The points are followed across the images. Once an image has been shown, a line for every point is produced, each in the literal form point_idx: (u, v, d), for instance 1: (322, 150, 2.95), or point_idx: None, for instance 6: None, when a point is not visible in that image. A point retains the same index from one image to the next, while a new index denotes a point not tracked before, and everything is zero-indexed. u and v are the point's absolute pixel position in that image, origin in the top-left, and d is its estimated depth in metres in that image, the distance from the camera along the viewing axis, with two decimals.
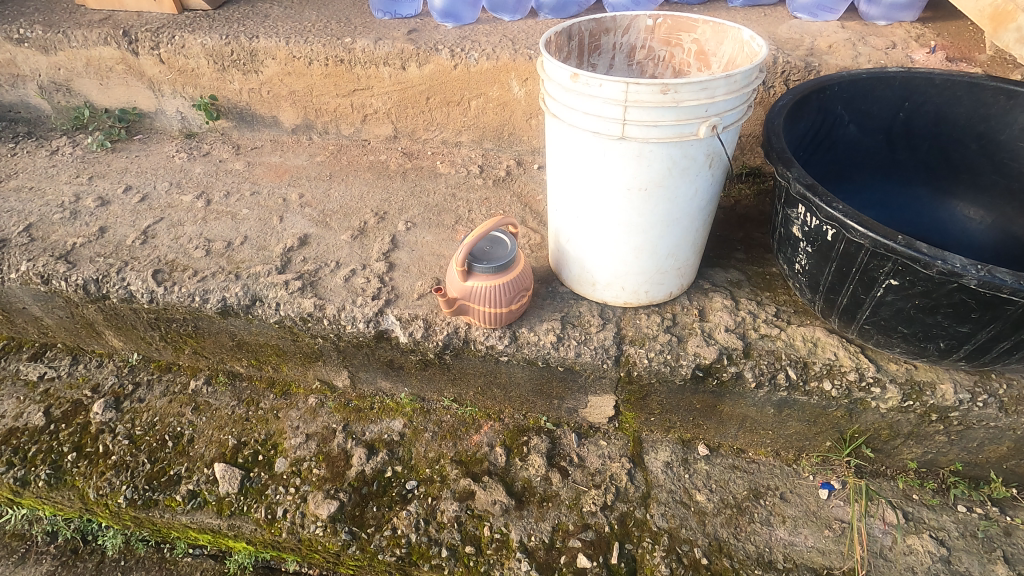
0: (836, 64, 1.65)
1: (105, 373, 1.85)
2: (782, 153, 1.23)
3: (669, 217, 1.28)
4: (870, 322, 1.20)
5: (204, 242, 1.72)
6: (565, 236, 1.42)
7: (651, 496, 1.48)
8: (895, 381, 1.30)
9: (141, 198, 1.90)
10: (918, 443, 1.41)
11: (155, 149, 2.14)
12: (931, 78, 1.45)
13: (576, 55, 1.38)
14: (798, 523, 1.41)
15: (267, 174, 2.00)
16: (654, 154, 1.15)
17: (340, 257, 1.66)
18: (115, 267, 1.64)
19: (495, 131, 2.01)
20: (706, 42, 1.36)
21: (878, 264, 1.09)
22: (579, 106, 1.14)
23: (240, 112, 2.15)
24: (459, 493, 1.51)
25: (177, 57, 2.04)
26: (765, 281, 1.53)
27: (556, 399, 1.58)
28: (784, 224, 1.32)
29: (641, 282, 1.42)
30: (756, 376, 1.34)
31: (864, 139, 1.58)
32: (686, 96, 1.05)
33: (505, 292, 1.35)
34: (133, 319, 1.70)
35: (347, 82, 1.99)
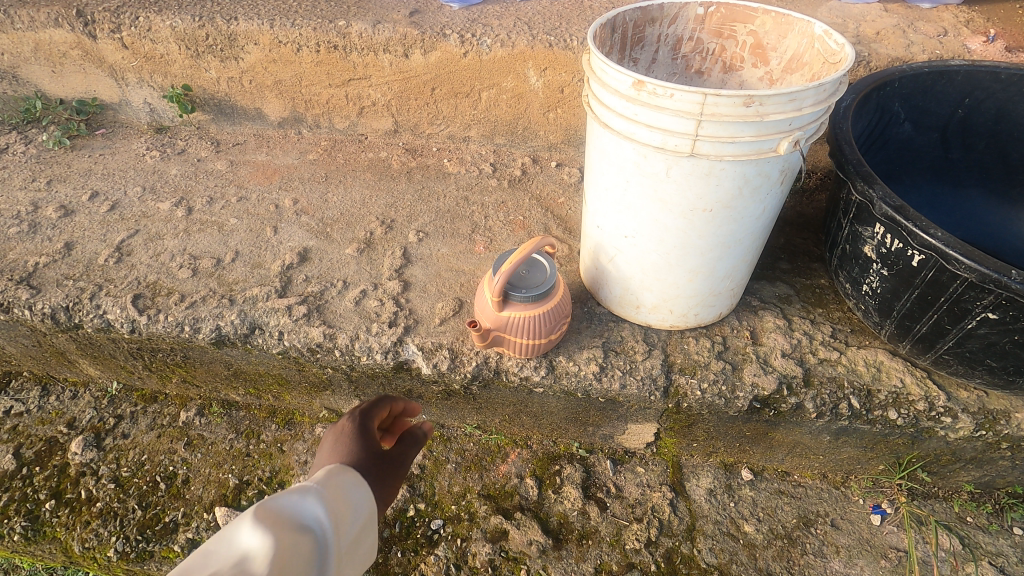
0: (887, 53, 1.50)
1: (81, 406, 1.66)
2: (859, 167, 1.11)
3: (731, 238, 1.14)
4: (952, 353, 1.10)
5: (190, 260, 1.52)
6: (609, 254, 1.27)
7: (697, 529, 1.38)
8: (968, 410, 1.20)
9: (111, 206, 1.68)
10: (978, 467, 1.34)
11: (122, 147, 1.90)
12: (997, 72, 1.33)
13: (618, 48, 1.21)
14: (852, 553, 1.33)
15: (254, 175, 1.79)
16: (725, 172, 1.00)
17: (347, 276, 1.48)
18: (87, 292, 1.43)
19: (508, 125, 1.83)
20: (764, 35, 1.20)
21: (976, 295, 0.98)
22: (641, 119, 0.97)
23: (219, 104, 1.92)
24: (491, 533, 1.39)
25: (143, 41, 1.78)
26: (816, 295, 1.42)
27: (591, 426, 1.47)
28: (851, 242, 1.21)
29: (692, 305, 1.28)
30: (817, 406, 1.23)
31: (918, 139, 1.46)
32: (771, 108, 0.90)
33: (545, 322, 1.21)
34: (111, 348, 1.50)
35: (342, 71, 1.77)
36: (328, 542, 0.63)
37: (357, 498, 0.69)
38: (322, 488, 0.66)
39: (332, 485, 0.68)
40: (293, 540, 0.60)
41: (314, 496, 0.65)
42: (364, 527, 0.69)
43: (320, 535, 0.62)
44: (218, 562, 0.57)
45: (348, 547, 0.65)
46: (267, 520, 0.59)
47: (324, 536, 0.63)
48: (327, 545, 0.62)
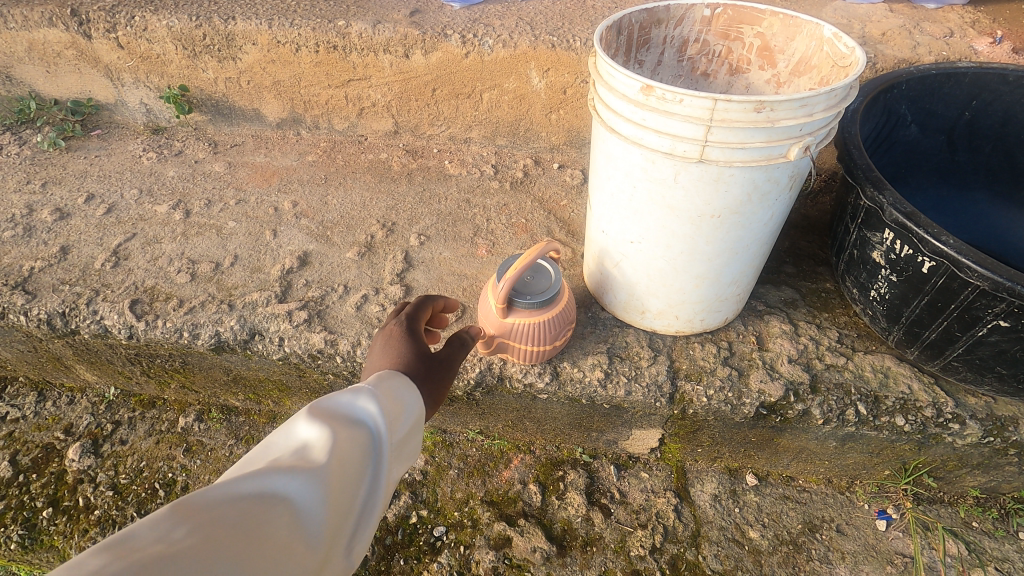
0: (894, 54, 1.49)
1: (78, 411, 1.64)
2: (868, 172, 1.10)
3: (739, 244, 1.12)
4: (961, 360, 1.09)
5: (188, 264, 1.50)
6: (614, 259, 1.25)
7: (702, 535, 1.36)
8: (976, 417, 1.19)
9: (107, 209, 1.65)
10: (984, 472, 1.33)
11: (118, 148, 1.88)
12: (1005, 74, 1.32)
13: (624, 50, 1.19)
14: (859, 559, 1.31)
15: (252, 177, 1.77)
16: (734, 178, 0.98)
17: (348, 280, 1.46)
18: (84, 297, 1.41)
19: (510, 126, 1.81)
20: (772, 37, 1.19)
21: (987, 303, 0.97)
22: (649, 124, 0.96)
23: (216, 104, 1.90)
24: (494, 540, 1.37)
25: (139, 41, 1.75)
26: (821, 300, 1.41)
27: (595, 432, 1.46)
28: (859, 247, 1.20)
29: (698, 311, 1.27)
30: (824, 413, 1.22)
31: (924, 141, 1.45)
32: (783, 114, 0.88)
33: (549, 328, 1.20)
34: (108, 354, 1.48)
35: (341, 72, 1.75)
36: (380, 438, 0.73)
37: (408, 399, 0.78)
38: (377, 388, 0.76)
39: (386, 384, 0.77)
40: (349, 432, 0.70)
41: (367, 395, 0.74)
42: (415, 426, 0.78)
43: (372, 431, 0.73)
44: (286, 446, 0.68)
45: (397, 443, 0.76)
46: (325, 416, 0.70)
47: (376, 433, 0.73)
48: (379, 440, 0.73)
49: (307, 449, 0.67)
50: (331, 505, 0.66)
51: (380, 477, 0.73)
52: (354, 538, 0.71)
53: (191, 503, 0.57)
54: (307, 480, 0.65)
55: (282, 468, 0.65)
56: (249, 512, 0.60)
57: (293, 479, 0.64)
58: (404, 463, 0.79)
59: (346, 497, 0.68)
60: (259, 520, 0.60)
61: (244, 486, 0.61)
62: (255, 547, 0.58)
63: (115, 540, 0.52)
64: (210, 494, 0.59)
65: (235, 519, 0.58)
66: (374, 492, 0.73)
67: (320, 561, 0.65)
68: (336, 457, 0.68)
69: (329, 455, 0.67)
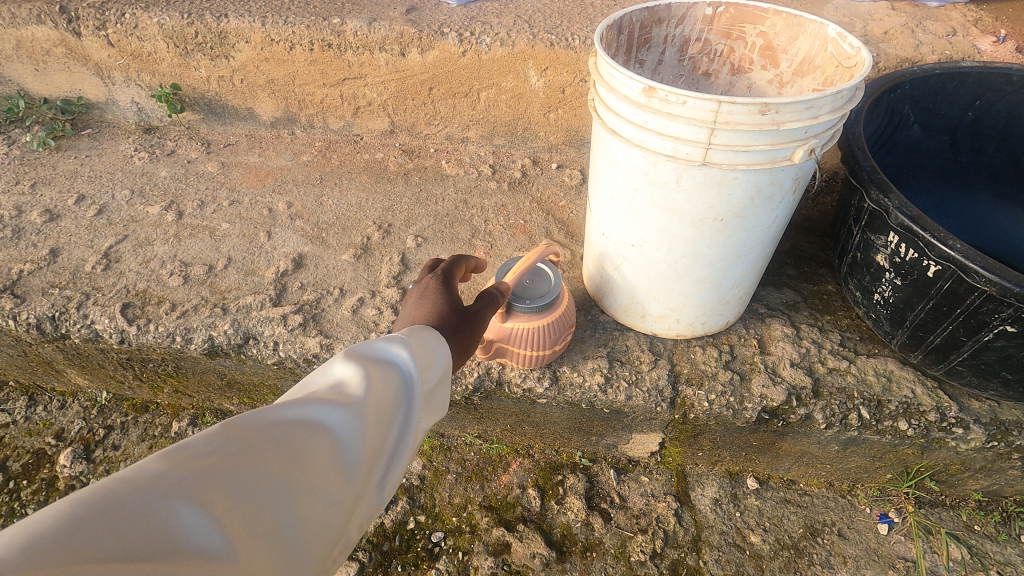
0: (896, 53, 1.47)
1: (70, 416, 1.61)
2: (872, 174, 1.08)
3: (742, 247, 1.11)
4: (966, 365, 1.08)
5: (181, 267, 1.47)
6: (615, 262, 1.23)
7: (702, 540, 1.35)
8: (980, 421, 1.18)
9: (98, 210, 1.62)
10: (987, 475, 1.32)
11: (109, 148, 1.85)
12: (1010, 74, 1.30)
13: (624, 50, 1.17)
14: (860, 564, 1.30)
15: (246, 177, 1.74)
16: (738, 181, 0.96)
17: (344, 283, 1.44)
18: (74, 301, 1.38)
19: (507, 126, 1.79)
20: (775, 36, 1.17)
21: (994, 308, 0.95)
22: (651, 126, 0.93)
23: (209, 103, 1.87)
24: (493, 546, 1.36)
25: (129, 38, 1.72)
26: (823, 302, 1.39)
27: (595, 436, 1.44)
28: (862, 250, 1.18)
29: (699, 314, 1.26)
30: (827, 417, 1.21)
31: (927, 141, 1.43)
32: (788, 116, 0.86)
33: (548, 333, 1.18)
34: (100, 358, 1.46)
35: (336, 70, 1.72)
36: (413, 380, 0.77)
37: (437, 351, 0.82)
38: (412, 337, 0.80)
39: (421, 333, 0.82)
40: (383, 372, 0.74)
41: (400, 342, 0.78)
42: (442, 377, 0.83)
43: (406, 374, 0.76)
44: (324, 382, 0.71)
45: (428, 388, 0.79)
46: (360, 356, 0.74)
47: (409, 376, 0.76)
48: (412, 383, 0.76)
49: (344, 384, 0.70)
50: (368, 436, 0.69)
51: (413, 418, 0.76)
52: (387, 473, 0.74)
53: (238, 424, 0.61)
54: (347, 410, 0.67)
55: (322, 397, 0.68)
56: (292, 435, 0.62)
57: (334, 409, 0.66)
58: (430, 413, 0.83)
59: (382, 430, 0.71)
60: (302, 443, 0.63)
61: (289, 410, 0.64)
62: (299, 466, 0.62)
63: (175, 449, 0.56)
64: (256, 417, 0.63)
65: (281, 440, 0.61)
66: (406, 432, 0.76)
67: (357, 490, 0.69)
68: (373, 392, 0.71)
69: (366, 389, 0.70)
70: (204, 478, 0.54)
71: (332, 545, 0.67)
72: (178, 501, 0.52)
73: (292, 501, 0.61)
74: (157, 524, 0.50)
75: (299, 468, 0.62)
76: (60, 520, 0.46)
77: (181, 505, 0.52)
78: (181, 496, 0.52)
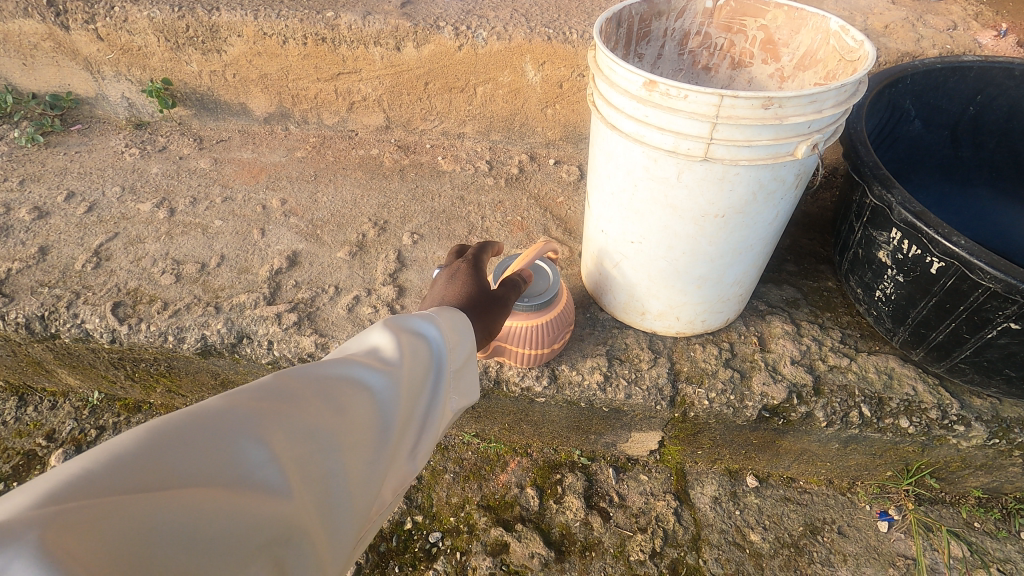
0: (897, 48, 1.46)
1: (61, 416, 1.59)
2: (875, 170, 1.07)
3: (743, 244, 1.09)
4: (969, 362, 1.07)
5: (173, 265, 1.45)
6: (614, 259, 1.22)
7: (702, 539, 1.34)
8: (981, 418, 1.18)
9: (88, 207, 1.60)
10: (987, 473, 1.32)
11: (99, 144, 1.82)
12: (1011, 69, 1.29)
13: (623, 44, 1.15)
14: (861, 562, 1.29)
15: (239, 174, 1.72)
16: (739, 177, 0.95)
17: (339, 281, 1.42)
18: (64, 300, 1.36)
19: (504, 121, 1.76)
20: (776, 30, 1.15)
21: (998, 305, 0.94)
22: (652, 121, 0.92)
23: (201, 98, 1.84)
24: (491, 546, 1.34)
25: (119, 32, 1.69)
26: (823, 299, 1.38)
27: (594, 435, 1.43)
28: (864, 246, 1.17)
29: (699, 312, 1.24)
30: (828, 415, 1.20)
31: (928, 136, 1.42)
32: (791, 111, 0.85)
33: (547, 331, 1.16)
34: (91, 358, 1.43)
35: (330, 65, 1.70)
36: (442, 353, 0.83)
37: (464, 333, 0.88)
38: (441, 314, 0.86)
39: (450, 312, 0.88)
40: (415, 343, 0.80)
41: (431, 319, 0.84)
42: (467, 359, 0.89)
43: (436, 347, 0.83)
44: (360, 348, 0.77)
45: (455, 364, 0.85)
46: (396, 327, 0.80)
47: (438, 349, 0.83)
48: (441, 356, 0.83)
49: (380, 350, 0.76)
50: (403, 397, 0.75)
51: (439, 390, 0.82)
52: (415, 438, 0.80)
53: (290, 376, 0.67)
54: (386, 374, 0.73)
55: (362, 359, 0.74)
56: (338, 390, 0.68)
57: (374, 371, 0.72)
58: (459, 393, 0.89)
59: (415, 395, 0.78)
60: (347, 398, 0.69)
61: (333, 368, 0.71)
62: (345, 417, 0.67)
63: (236, 393, 0.62)
64: (304, 371, 0.69)
65: (329, 393, 0.67)
66: (433, 402, 0.82)
67: (393, 447, 0.74)
68: (408, 358, 0.77)
69: (401, 355, 0.76)
70: (267, 418, 0.60)
71: (371, 495, 0.72)
72: (242, 436, 0.57)
73: (340, 449, 0.66)
74: (226, 453, 0.55)
75: (345, 419, 0.67)
76: (143, 440, 0.52)
77: (243, 439, 0.57)
78: (244, 430, 0.57)
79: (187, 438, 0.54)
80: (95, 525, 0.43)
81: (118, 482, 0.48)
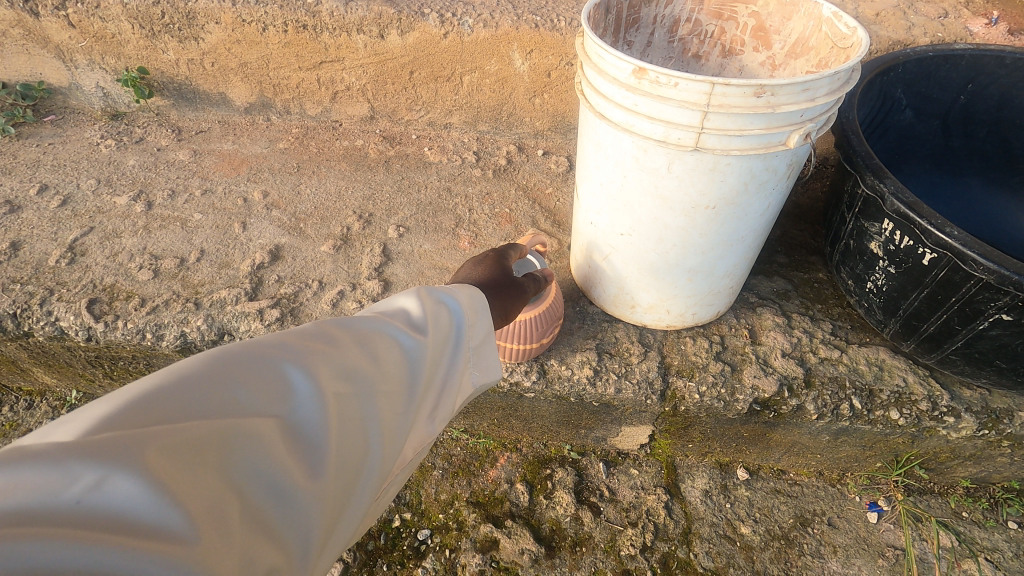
0: (888, 36, 1.44)
1: (37, 416, 1.55)
2: (867, 160, 1.05)
3: (734, 236, 1.08)
4: (959, 354, 1.06)
5: (151, 260, 1.40)
6: (603, 252, 1.20)
7: (693, 532, 1.33)
8: (971, 410, 1.17)
9: (62, 201, 1.55)
10: (976, 463, 1.32)
11: (74, 135, 1.76)
12: (1002, 57, 1.28)
13: (612, 30, 1.12)
14: (850, 553, 1.29)
15: (220, 165, 1.67)
16: (730, 167, 0.92)
17: (323, 275, 1.39)
18: (37, 297, 1.31)
19: (492, 111, 1.73)
20: (767, 16, 1.13)
21: (990, 297, 0.93)
22: (641, 109, 0.89)
23: (179, 88, 1.78)
24: (481, 543, 1.32)
25: (91, 19, 1.63)
26: (814, 291, 1.37)
27: (584, 429, 1.41)
28: (855, 237, 1.16)
29: (689, 305, 1.23)
30: (818, 408, 1.19)
31: (919, 126, 1.41)
32: (784, 99, 0.82)
33: (537, 326, 1.14)
34: (67, 356, 1.39)
35: (312, 53, 1.65)
36: (464, 325, 0.85)
37: (482, 321, 0.89)
38: (461, 290, 0.88)
39: (472, 289, 0.90)
40: (438, 310, 0.82)
41: (456, 292, 0.87)
42: (485, 341, 0.90)
43: (455, 320, 0.84)
44: (393, 306, 0.80)
45: (474, 340, 0.87)
46: (423, 294, 0.82)
47: (455, 325, 0.84)
48: (457, 331, 0.84)
49: (410, 312, 0.79)
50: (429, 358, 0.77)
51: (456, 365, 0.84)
52: (438, 399, 0.83)
53: (330, 325, 0.71)
54: (414, 334, 0.76)
55: (392, 318, 0.77)
56: (372, 341, 0.71)
57: (404, 330, 0.75)
58: (480, 371, 0.91)
59: (438, 360, 0.81)
60: (380, 351, 0.71)
61: (367, 324, 0.73)
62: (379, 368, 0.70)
63: (283, 336, 0.66)
64: (343, 322, 0.72)
65: (364, 343, 0.70)
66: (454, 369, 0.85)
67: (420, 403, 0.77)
68: (433, 323, 0.80)
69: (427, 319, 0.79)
70: (310, 359, 0.64)
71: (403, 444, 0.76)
72: (289, 373, 0.61)
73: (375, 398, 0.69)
74: (275, 386, 0.60)
75: (381, 370, 0.71)
76: (205, 365, 0.57)
77: (291, 375, 0.61)
78: (291, 367, 0.62)
79: (243, 368, 0.59)
80: (173, 433, 0.50)
81: (191, 397, 0.54)
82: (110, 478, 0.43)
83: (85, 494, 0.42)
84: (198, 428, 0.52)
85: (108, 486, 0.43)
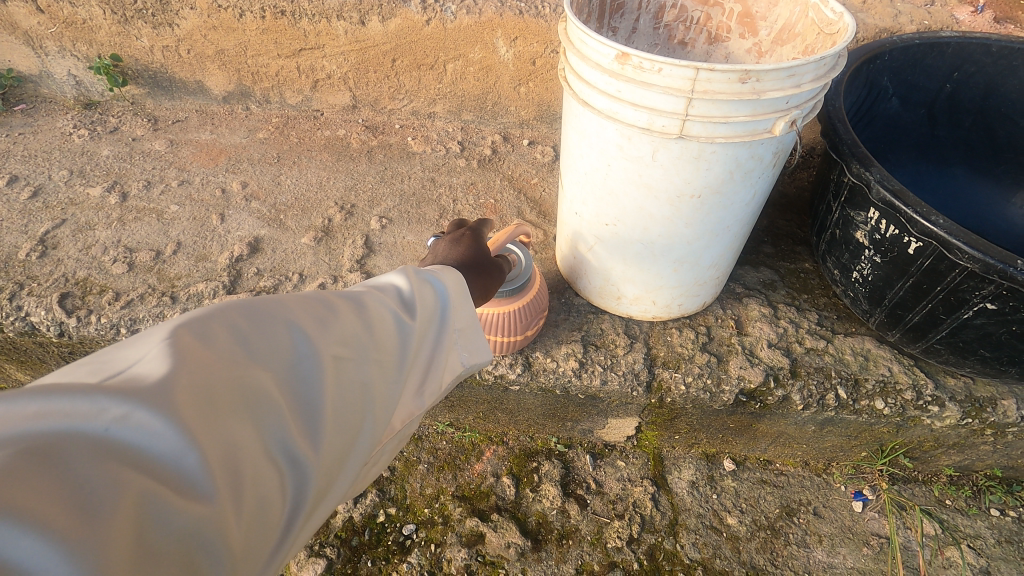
0: (875, 24, 1.43)
1: None
2: (854, 148, 1.04)
3: (719, 225, 1.06)
4: (944, 343, 1.06)
5: (126, 253, 1.37)
6: (589, 243, 1.18)
7: (679, 524, 1.32)
8: (955, 398, 1.17)
9: (32, 192, 1.50)
10: (959, 451, 1.33)
11: (45, 125, 1.71)
12: (988, 44, 1.27)
13: (597, 16, 1.10)
14: (835, 542, 1.29)
15: (197, 156, 1.63)
16: (715, 156, 0.91)
17: (304, 268, 1.36)
18: (6, 292, 1.27)
19: (476, 100, 1.70)
20: (753, 3, 1.12)
21: (975, 285, 0.93)
22: (625, 95, 0.87)
23: (154, 76, 1.74)
24: (466, 537, 1.31)
25: (61, 4, 1.58)
26: (801, 281, 1.37)
27: (570, 421, 1.40)
28: (842, 227, 1.16)
29: (675, 296, 1.22)
30: (804, 398, 1.18)
31: (904, 115, 1.41)
32: (769, 85, 0.81)
33: (519, 319, 1.12)
34: (39, 352, 1.35)
35: (291, 40, 1.61)
36: (453, 307, 0.83)
37: (466, 310, 0.86)
38: (447, 274, 0.86)
39: (456, 272, 0.88)
40: (424, 290, 0.79)
41: (446, 276, 0.84)
42: (471, 329, 0.87)
43: (440, 301, 0.81)
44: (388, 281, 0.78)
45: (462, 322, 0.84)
46: (411, 274, 0.80)
47: (443, 303, 0.82)
48: (445, 310, 0.81)
49: (401, 290, 0.77)
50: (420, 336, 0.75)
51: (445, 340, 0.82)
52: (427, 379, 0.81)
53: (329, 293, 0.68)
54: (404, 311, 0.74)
55: (384, 293, 0.75)
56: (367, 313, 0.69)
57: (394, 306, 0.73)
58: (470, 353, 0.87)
59: (426, 339, 0.78)
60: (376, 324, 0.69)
61: (362, 296, 0.71)
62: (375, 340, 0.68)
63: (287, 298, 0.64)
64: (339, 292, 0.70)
65: (361, 314, 0.68)
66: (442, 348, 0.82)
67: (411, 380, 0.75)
68: (422, 302, 0.77)
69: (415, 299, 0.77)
70: (312, 323, 0.62)
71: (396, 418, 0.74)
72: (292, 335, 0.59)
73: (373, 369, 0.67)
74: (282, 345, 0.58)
75: (377, 342, 0.68)
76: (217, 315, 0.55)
77: (295, 336, 0.59)
78: (296, 329, 0.60)
79: (252, 323, 0.57)
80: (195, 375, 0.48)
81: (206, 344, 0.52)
82: (135, 414, 0.42)
83: (112, 425, 0.41)
84: (217, 373, 0.50)
85: (131, 420, 0.42)
